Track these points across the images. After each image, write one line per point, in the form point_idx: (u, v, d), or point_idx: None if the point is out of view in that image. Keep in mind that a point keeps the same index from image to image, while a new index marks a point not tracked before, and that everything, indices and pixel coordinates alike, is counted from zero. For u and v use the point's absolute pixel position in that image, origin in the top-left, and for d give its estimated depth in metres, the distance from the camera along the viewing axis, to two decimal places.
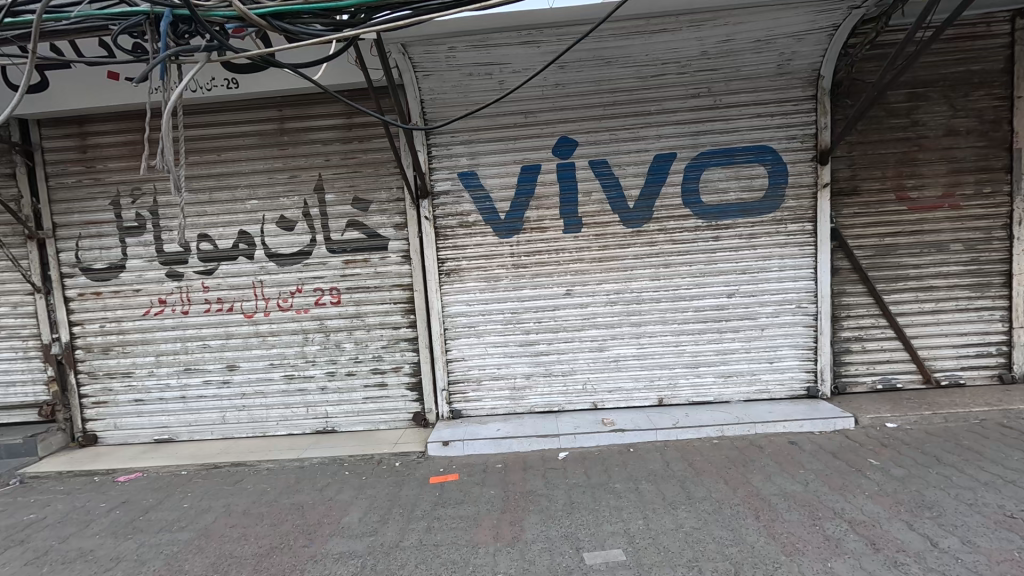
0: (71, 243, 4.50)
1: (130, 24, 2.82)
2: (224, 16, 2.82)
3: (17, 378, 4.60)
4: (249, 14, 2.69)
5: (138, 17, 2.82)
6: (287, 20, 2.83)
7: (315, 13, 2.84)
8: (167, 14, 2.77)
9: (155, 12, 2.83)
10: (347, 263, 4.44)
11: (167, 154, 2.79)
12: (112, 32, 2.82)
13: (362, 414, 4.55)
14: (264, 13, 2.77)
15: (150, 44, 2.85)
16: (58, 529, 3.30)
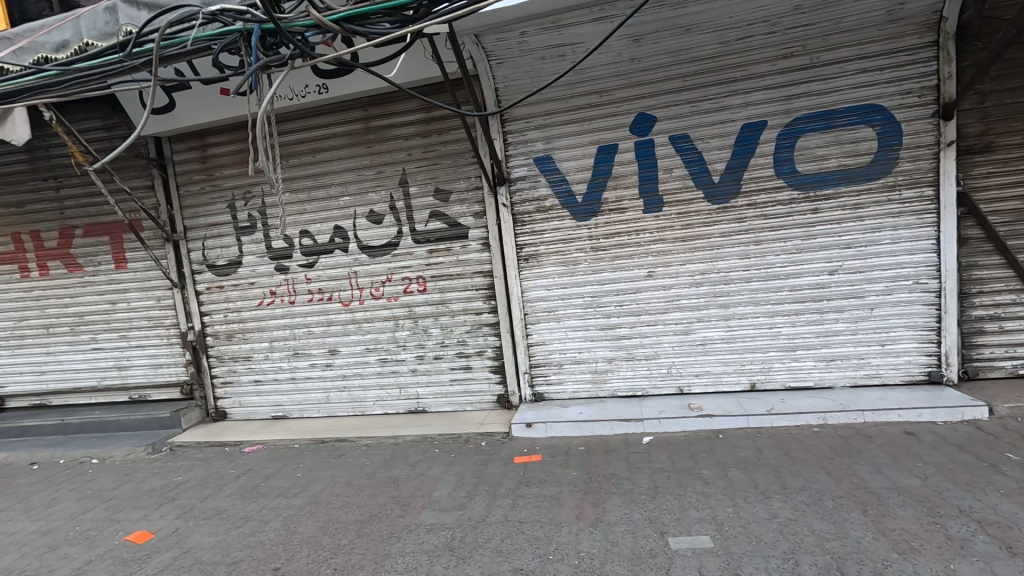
0: (198, 244, 5.13)
1: (228, 42, 3.20)
2: (301, 26, 3.08)
3: (163, 361, 5.36)
4: (324, 21, 2.91)
5: (234, 35, 3.18)
6: (358, 22, 3.03)
7: (383, 12, 2.99)
8: (257, 29, 3.09)
9: (246, 29, 3.17)
10: (431, 252, 4.65)
11: (264, 156, 3.23)
12: (215, 51, 3.21)
13: (449, 395, 4.77)
14: (338, 17, 2.96)
15: (245, 58, 3.20)
16: (199, 490, 3.84)
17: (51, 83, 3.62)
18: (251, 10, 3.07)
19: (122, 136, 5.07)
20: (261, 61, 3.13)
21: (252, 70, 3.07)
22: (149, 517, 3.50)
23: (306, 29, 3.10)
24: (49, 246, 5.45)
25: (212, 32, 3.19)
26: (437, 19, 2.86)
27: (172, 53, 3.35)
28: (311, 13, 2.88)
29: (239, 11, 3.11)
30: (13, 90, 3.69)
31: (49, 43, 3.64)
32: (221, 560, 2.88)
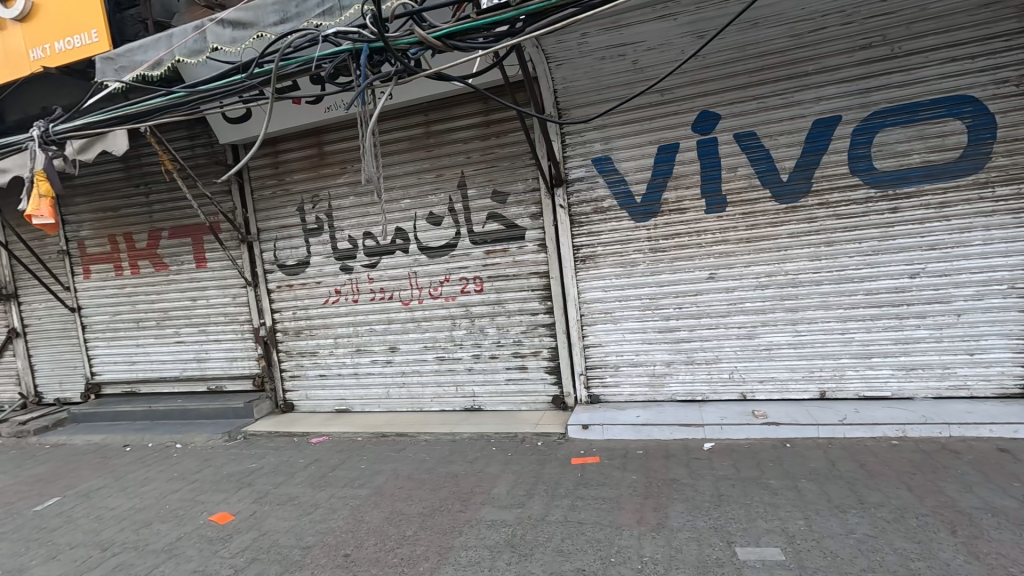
0: (271, 245, 5.44)
1: (338, 62, 3.37)
2: (406, 42, 3.21)
3: (238, 354, 5.73)
4: (428, 37, 3.00)
5: (343, 54, 3.35)
6: (458, 38, 3.12)
7: (482, 27, 3.06)
8: (365, 49, 3.24)
9: (355, 49, 3.32)
10: (488, 253, 4.72)
11: (370, 163, 3.46)
12: (326, 71, 3.40)
13: (505, 394, 4.83)
14: (440, 35, 3.09)
15: (353, 77, 3.37)
16: (272, 477, 4.08)
17: (179, 104, 3.89)
18: (360, 30, 3.21)
19: (204, 145, 5.46)
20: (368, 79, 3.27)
21: (361, 88, 3.22)
22: (229, 500, 3.76)
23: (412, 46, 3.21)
24: (140, 246, 5.95)
25: (324, 53, 3.36)
26: (530, 33, 2.89)
27: (287, 73, 3.56)
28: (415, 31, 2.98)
29: (346, 32, 3.26)
30: (143, 111, 3.99)
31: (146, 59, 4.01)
32: (296, 544, 3.06)
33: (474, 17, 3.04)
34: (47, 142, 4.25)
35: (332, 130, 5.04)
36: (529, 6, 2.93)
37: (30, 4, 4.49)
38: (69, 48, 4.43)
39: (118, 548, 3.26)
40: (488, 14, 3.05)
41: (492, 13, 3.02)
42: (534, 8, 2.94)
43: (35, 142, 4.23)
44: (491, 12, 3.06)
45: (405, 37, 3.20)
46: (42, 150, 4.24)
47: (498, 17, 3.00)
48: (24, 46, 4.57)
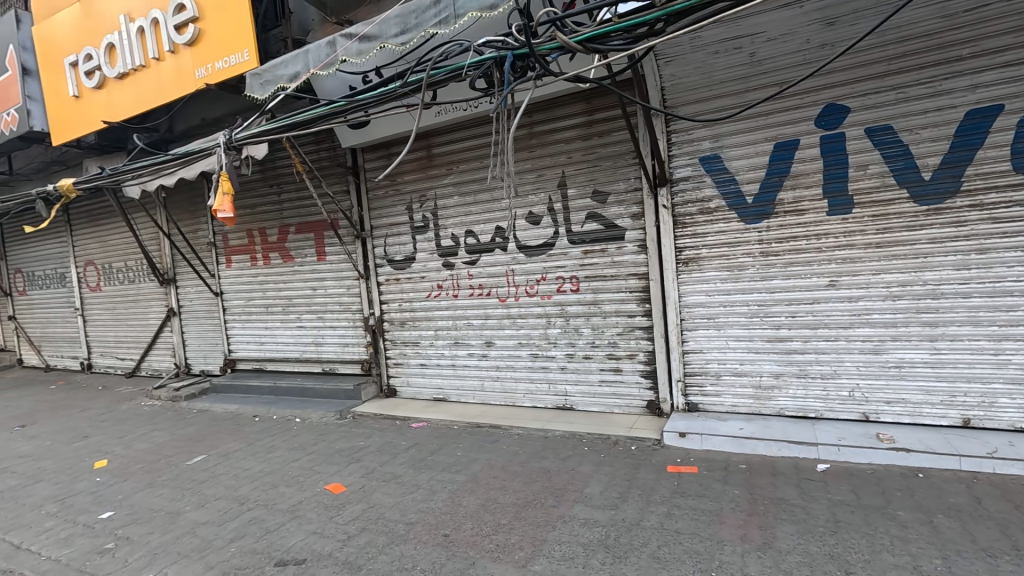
0: (381, 241, 5.85)
1: (483, 69, 3.53)
2: (548, 49, 3.23)
3: (350, 341, 6.25)
4: (568, 42, 3.02)
5: (488, 62, 3.50)
6: (597, 42, 3.09)
7: (624, 29, 3.02)
8: (509, 56, 3.36)
9: (501, 56, 3.46)
10: (586, 252, 4.71)
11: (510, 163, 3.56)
12: (471, 77, 3.57)
13: (597, 395, 4.80)
14: (581, 39, 3.07)
15: (496, 81, 3.49)
16: (378, 455, 4.42)
17: (339, 112, 4.23)
18: (505, 39, 3.39)
19: (328, 149, 6.02)
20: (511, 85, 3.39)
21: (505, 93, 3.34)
22: (341, 473, 4.13)
23: (552, 51, 3.23)
24: (272, 240, 6.68)
25: (469, 61, 3.53)
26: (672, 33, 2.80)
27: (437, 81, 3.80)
28: (558, 36, 3.04)
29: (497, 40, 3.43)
30: (308, 120, 4.46)
31: (286, 73, 4.52)
32: (401, 519, 3.29)
33: (617, 20, 3.00)
34: (229, 147, 4.93)
35: (441, 133, 5.31)
36: (674, 5, 2.85)
37: (197, 29, 5.20)
38: (226, 67, 5.09)
39: (252, 504, 3.71)
40: (630, 16, 3.01)
41: (636, 14, 2.96)
42: (680, 7, 2.86)
43: (221, 147, 4.94)
44: (632, 14, 3.01)
45: (547, 43, 3.23)
46: (225, 153, 4.90)
47: (641, 18, 2.95)
48: (191, 66, 5.33)
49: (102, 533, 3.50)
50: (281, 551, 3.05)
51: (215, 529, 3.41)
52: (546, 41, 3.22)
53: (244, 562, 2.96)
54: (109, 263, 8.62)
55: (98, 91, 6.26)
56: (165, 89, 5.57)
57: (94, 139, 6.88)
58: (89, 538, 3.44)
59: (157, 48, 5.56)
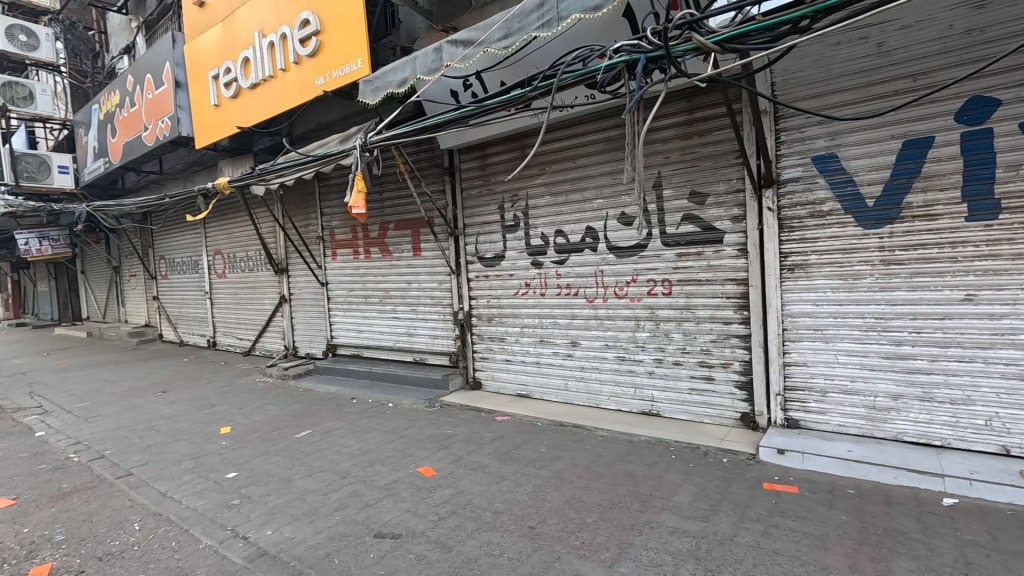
0: (473, 239, 6.05)
1: (614, 73, 3.41)
2: (683, 50, 3.14)
3: (440, 333, 6.55)
4: (705, 44, 2.90)
5: (619, 65, 3.34)
6: (736, 42, 2.95)
7: (766, 29, 2.85)
8: (642, 59, 3.19)
9: (633, 59, 3.30)
10: (680, 255, 4.58)
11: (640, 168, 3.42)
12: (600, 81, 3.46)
13: (686, 403, 4.64)
14: (718, 40, 2.94)
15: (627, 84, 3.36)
16: (465, 444, 4.59)
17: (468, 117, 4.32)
18: (638, 42, 3.21)
19: (428, 150, 6.34)
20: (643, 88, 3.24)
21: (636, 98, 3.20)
22: (431, 458, 4.35)
23: (687, 52, 3.14)
24: (373, 235, 7.16)
25: (600, 65, 3.43)
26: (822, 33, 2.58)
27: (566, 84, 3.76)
28: (694, 38, 2.93)
29: (629, 45, 3.29)
30: (439, 123, 4.59)
31: (395, 79, 4.83)
32: (488, 507, 3.40)
33: (759, 19, 2.84)
34: (364, 150, 5.16)
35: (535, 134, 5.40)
36: (825, 1, 2.61)
37: (319, 41, 5.70)
38: (342, 75, 5.54)
39: (352, 479, 4.02)
40: (775, 14, 2.82)
41: (780, 12, 2.77)
42: (833, 2, 2.60)
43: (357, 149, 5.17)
44: (777, 11, 2.83)
45: (683, 44, 3.14)
46: (361, 155, 5.14)
47: (785, 17, 2.75)
48: (312, 75, 5.86)
49: (228, 490, 3.97)
50: (379, 524, 3.28)
51: (322, 497, 3.75)
52: (681, 42, 3.13)
53: (347, 530, 3.23)
54: (234, 252, 9.70)
55: (233, 99, 7.05)
56: (289, 97, 6.16)
57: (228, 142, 7.77)
58: (218, 493, 3.92)
59: (284, 60, 6.16)
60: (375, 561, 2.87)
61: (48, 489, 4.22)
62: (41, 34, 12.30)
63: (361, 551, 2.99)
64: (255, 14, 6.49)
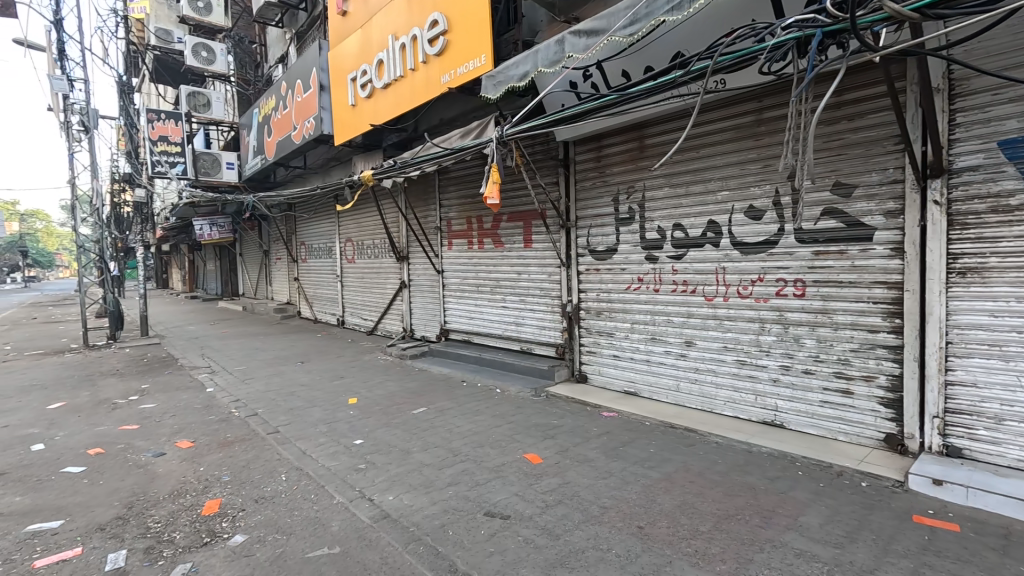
0: (585, 231, 6.01)
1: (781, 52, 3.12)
2: (870, 22, 2.72)
3: (547, 325, 6.62)
4: (904, 11, 2.43)
5: (789, 43, 3.09)
6: (941, 7, 2.47)
7: None
8: (818, 34, 2.87)
9: (806, 35, 3.01)
10: (818, 254, 4.15)
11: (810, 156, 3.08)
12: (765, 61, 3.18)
13: (816, 417, 4.22)
14: (920, 5, 2.46)
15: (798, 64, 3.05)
16: (571, 436, 4.61)
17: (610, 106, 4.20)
18: (816, 15, 2.86)
19: (543, 143, 6.39)
20: (817, 67, 2.91)
21: (809, 77, 2.89)
22: (538, 446, 4.43)
23: (875, 23, 2.73)
24: (487, 227, 7.42)
25: (766, 45, 3.15)
26: None
27: (722, 68, 3.51)
28: (887, 7, 2.46)
29: (803, 19, 2.94)
30: (577, 114, 4.54)
31: (516, 73, 4.94)
32: (595, 501, 3.39)
33: None
34: (500, 143, 5.21)
35: (655, 124, 5.19)
36: None
37: (446, 40, 5.99)
38: (466, 71, 5.77)
39: (464, 457, 4.23)
40: None
41: None
42: None
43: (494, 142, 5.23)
44: None
45: (870, 14, 2.72)
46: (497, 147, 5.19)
47: None
48: (439, 73, 6.18)
49: (356, 455, 4.38)
50: (489, 504, 3.42)
51: (436, 471, 4.00)
52: (869, 12, 2.71)
53: (460, 505, 3.41)
54: (362, 240, 10.62)
55: (368, 100, 7.67)
56: (417, 95, 6.56)
57: (362, 139, 8.50)
58: (348, 457, 4.35)
59: (414, 60, 6.57)
60: (486, 538, 3.00)
61: (217, 436, 5.00)
62: (218, 49, 14.36)
63: (473, 527, 3.14)
64: (390, 19, 7.00)
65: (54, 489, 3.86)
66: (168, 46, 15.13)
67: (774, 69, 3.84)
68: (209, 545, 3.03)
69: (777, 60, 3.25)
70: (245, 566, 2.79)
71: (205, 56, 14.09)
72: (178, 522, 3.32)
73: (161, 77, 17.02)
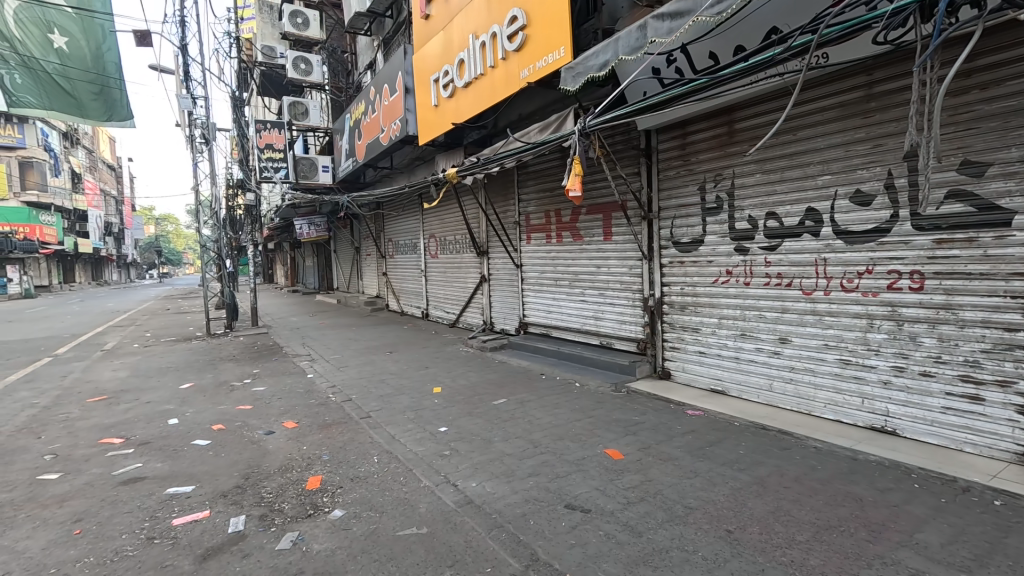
0: (669, 223, 5.79)
1: (901, 18, 2.81)
2: None
3: (628, 319, 6.47)
4: None
5: (911, 7, 2.77)
6: None
7: None
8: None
9: None
10: (940, 242, 3.68)
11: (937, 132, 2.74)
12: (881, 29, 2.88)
13: (936, 425, 3.78)
14: None
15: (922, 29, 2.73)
16: (654, 434, 4.49)
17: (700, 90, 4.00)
18: None
19: (623, 132, 6.24)
20: (946, 31, 2.59)
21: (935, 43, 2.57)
22: (619, 441, 4.37)
23: None
24: (566, 220, 7.39)
25: (882, 12, 2.85)
26: None
27: (829, 41, 3.22)
28: None
29: None
30: (663, 101, 4.38)
31: (597, 61, 4.85)
32: (679, 501, 3.28)
33: None
34: (583, 135, 5.09)
35: (747, 106, 4.87)
36: None
37: (525, 35, 6.02)
38: (545, 65, 5.76)
39: (544, 449, 4.27)
40: None
41: None
42: None
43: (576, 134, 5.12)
44: None
45: None
46: (580, 138, 5.09)
47: None
48: (518, 68, 6.23)
49: (441, 442, 4.58)
50: (570, 496, 3.43)
51: (517, 461, 4.07)
52: None
53: (541, 496, 3.45)
54: (445, 236, 11.00)
55: (450, 99, 7.91)
56: (497, 92, 6.66)
57: (444, 138, 8.79)
58: (434, 443, 4.55)
59: (494, 58, 6.68)
60: (568, 530, 3.02)
61: (318, 418, 5.44)
62: (315, 61, 15.46)
63: (554, 518, 3.17)
64: (471, 20, 7.16)
65: (186, 458, 4.41)
66: (273, 61, 16.54)
67: (891, 37, 3.47)
68: (313, 517, 3.32)
69: (897, 27, 2.93)
70: (344, 539, 3.02)
71: (304, 68, 15.17)
72: (287, 495, 3.67)
73: (267, 90, 18.64)
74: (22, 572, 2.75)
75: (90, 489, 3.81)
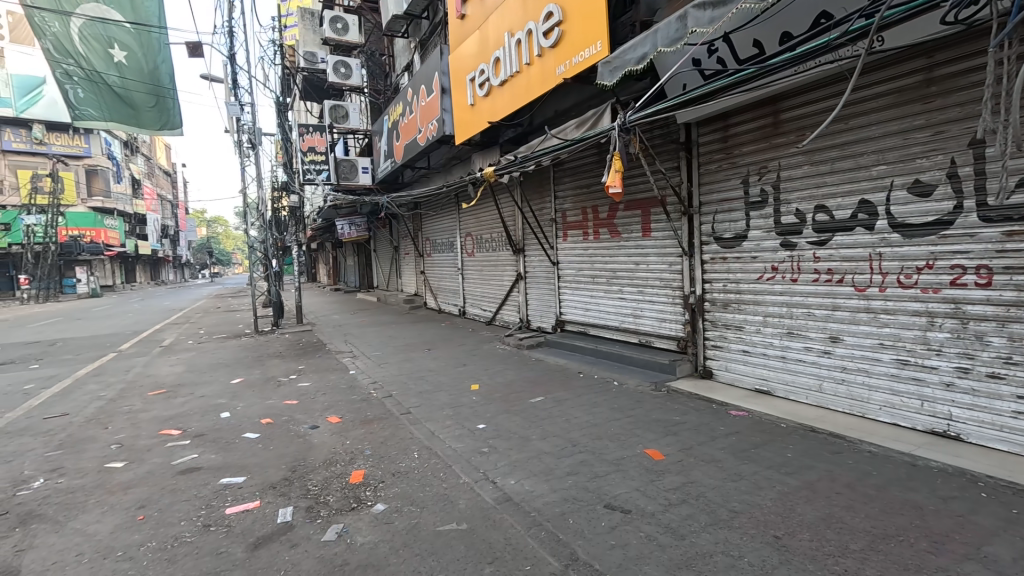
0: (710, 218, 5.63)
1: None
2: None
3: (668, 316, 6.35)
4: None
5: None
6: None
7: None
8: None
9: None
10: (1009, 234, 3.44)
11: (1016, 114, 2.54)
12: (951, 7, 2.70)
13: (1006, 430, 3.52)
14: None
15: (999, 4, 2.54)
16: (696, 434, 4.38)
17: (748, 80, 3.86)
18: None
19: (662, 126, 6.10)
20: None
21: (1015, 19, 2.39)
22: (659, 441, 4.29)
23: None
24: (603, 217, 7.30)
25: None
26: None
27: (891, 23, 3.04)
28: None
29: None
30: (707, 92, 4.25)
31: (632, 57, 4.80)
32: (723, 504, 3.19)
33: None
34: (624, 130, 4.98)
35: (794, 95, 4.67)
36: None
37: (561, 31, 5.97)
38: (581, 60, 5.70)
39: (584, 448, 4.24)
40: None
41: None
42: None
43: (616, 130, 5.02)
44: None
45: None
46: (620, 134, 5.00)
47: None
48: (554, 64, 6.19)
49: (479, 438, 4.62)
50: (610, 496, 3.40)
51: (556, 459, 4.06)
52: None
53: (580, 495, 3.43)
54: (481, 234, 11.06)
55: (486, 98, 7.94)
56: (533, 89, 6.63)
57: (480, 137, 8.83)
58: (472, 440, 4.59)
59: (529, 55, 6.66)
60: (608, 531, 2.99)
61: (360, 414, 5.58)
62: (354, 64, 15.82)
63: (593, 518, 3.15)
64: (506, 18, 7.15)
65: (238, 450, 4.61)
66: (314, 66, 17.04)
67: (961, 17, 3.24)
68: (356, 510, 3.41)
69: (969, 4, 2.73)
70: (386, 532, 3.09)
71: (344, 72, 15.54)
72: (332, 487, 3.79)
73: (309, 94, 19.23)
74: (92, 553, 2.95)
75: (151, 477, 4.05)
